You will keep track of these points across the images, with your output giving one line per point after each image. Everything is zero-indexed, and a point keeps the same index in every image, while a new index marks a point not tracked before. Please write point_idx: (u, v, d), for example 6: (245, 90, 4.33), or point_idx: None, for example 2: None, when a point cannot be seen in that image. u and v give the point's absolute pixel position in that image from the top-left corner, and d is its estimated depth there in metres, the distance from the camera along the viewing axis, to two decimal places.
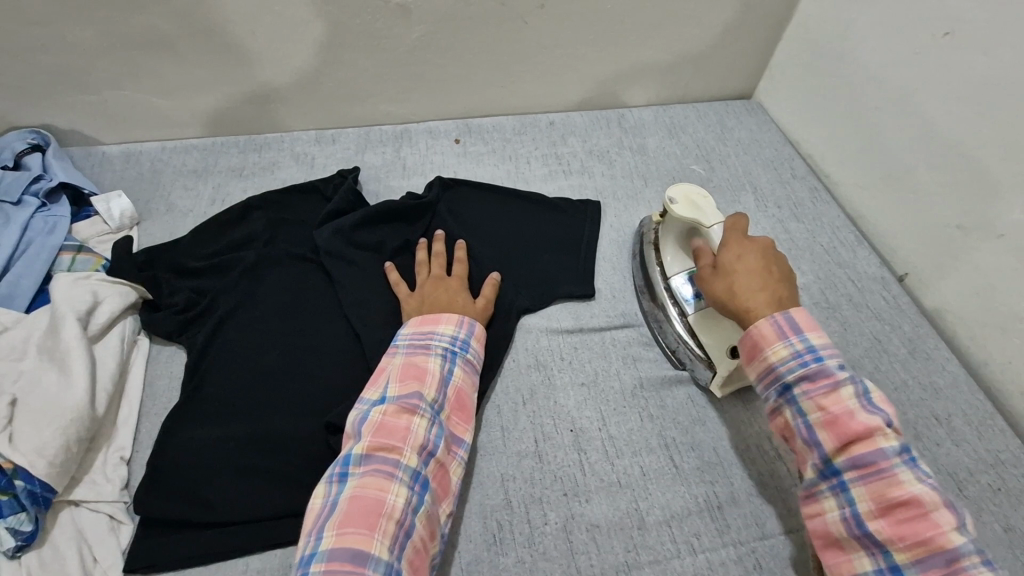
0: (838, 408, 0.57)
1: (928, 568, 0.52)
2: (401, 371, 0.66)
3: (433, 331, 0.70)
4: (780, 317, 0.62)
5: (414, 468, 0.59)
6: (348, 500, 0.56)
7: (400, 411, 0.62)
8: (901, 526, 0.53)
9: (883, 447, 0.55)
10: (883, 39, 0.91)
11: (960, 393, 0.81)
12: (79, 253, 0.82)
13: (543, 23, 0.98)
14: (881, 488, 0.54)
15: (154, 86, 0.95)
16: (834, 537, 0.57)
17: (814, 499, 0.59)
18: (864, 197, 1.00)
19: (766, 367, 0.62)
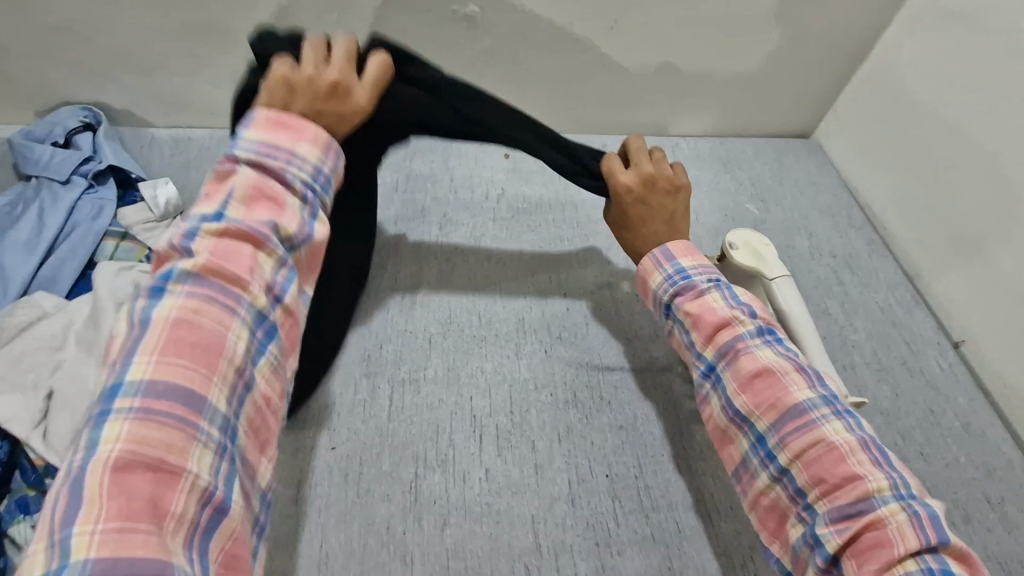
0: (700, 307, 0.67)
1: (789, 436, 0.58)
2: (250, 189, 0.54)
3: (289, 148, 0.56)
4: (657, 251, 0.73)
5: (259, 309, 0.51)
6: (169, 324, 0.47)
7: (246, 238, 0.52)
8: (781, 424, 0.59)
9: (741, 334, 0.64)
10: (963, 94, 0.88)
11: (1015, 476, 0.77)
12: (123, 240, 0.81)
13: (610, 44, 0.95)
14: (756, 387, 0.61)
15: (211, 74, 0.94)
16: (734, 456, 0.63)
17: (703, 402, 0.66)
18: (926, 256, 0.96)
19: (652, 293, 0.72)
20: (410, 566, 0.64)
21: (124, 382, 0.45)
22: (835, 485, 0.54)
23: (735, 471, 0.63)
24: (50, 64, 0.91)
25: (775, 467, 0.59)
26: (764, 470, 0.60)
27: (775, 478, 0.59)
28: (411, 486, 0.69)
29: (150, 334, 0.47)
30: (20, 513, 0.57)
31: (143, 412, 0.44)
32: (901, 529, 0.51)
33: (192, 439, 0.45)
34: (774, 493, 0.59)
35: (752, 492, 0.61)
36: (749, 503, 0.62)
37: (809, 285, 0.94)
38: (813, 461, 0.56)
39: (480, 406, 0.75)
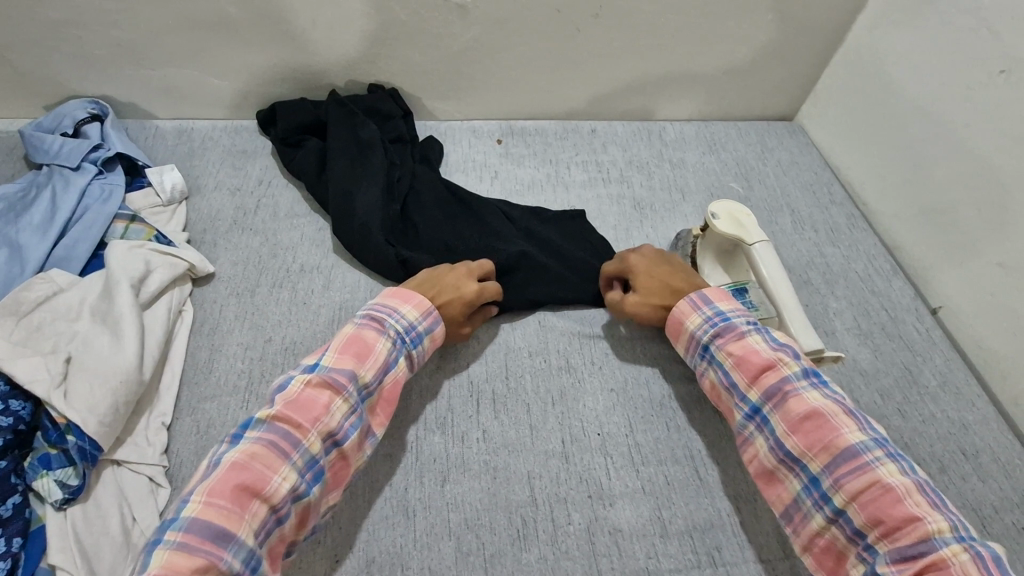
0: (743, 350, 0.69)
1: (842, 477, 0.60)
2: (343, 343, 0.66)
3: (394, 311, 0.71)
4: (692, 295, 0.76)
5: (312, 455, 0.59)
6: (230, 465, 0.55)
7: (323, 385, 0.62)
8: (834, 466, 0.60)
9: (787, 377, 0.66)
10: (934, 72, 0.92)
11: (989, 429, 0.81)
12: (132, 222, 0.84)
13: (596, 31, 0.99)
14: (806, 430, 0.63)
15: (212, 66, 0.98)
16: (785, 497, 0.64)
17: (748, 442, 0.68)
18: (903, 228, 1.00)
19: (690, 334, 0.74)
20: (412, 518, 0.67)
21: (179, 517, 0.52)
22: (892, 526, 0.56)
23: (786, 511, 0.64)
24: (58, 58, 0.95)
25: (831, 507, 0.60)
26: (818, 510, 0.61)
27: (831, 519, 0.60)
28: (412, 446, 0.72)
29: (213, 477, 0.55)
30: (43, 468, 0.61)
31: (182, 545, 0.50)
32: (965, 568, 0.52)
33: (213, 566, 0.50)
34: (830, 532, 0.61)
35: (806, 532, 0.62)
36: (803, 543, 0.63)
37: (792, 257, 0.98)
38: (869, 502, 0.58)
39: (476, 372, 0.79)
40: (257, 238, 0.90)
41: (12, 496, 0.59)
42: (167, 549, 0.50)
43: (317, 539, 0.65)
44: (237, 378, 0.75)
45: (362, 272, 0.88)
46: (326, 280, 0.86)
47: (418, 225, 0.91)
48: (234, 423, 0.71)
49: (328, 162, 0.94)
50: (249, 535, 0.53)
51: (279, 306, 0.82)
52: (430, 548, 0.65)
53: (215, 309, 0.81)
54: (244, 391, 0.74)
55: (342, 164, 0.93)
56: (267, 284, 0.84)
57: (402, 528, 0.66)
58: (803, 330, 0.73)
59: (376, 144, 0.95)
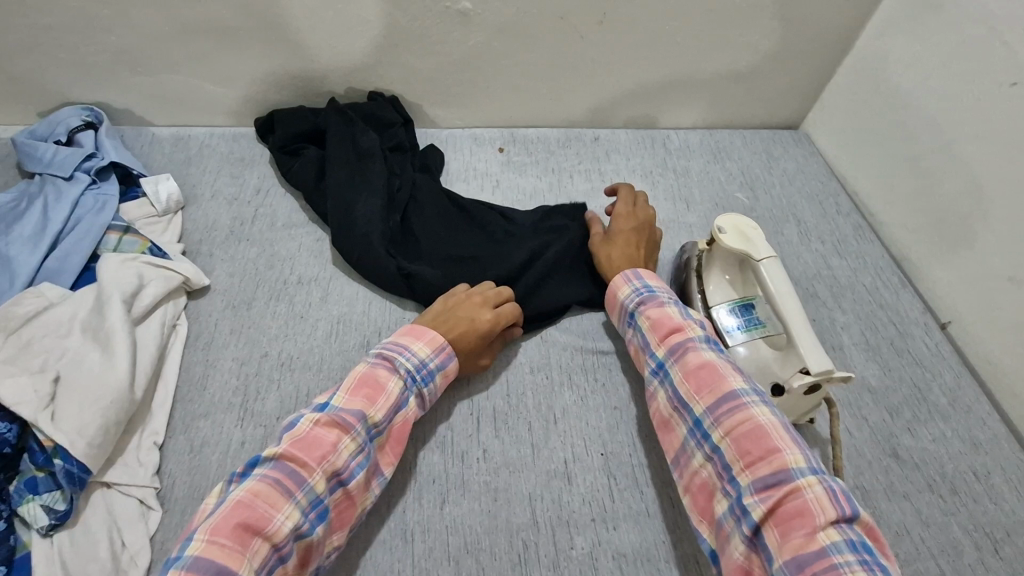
0: (657, 311, 0.72)
1: (722, 417, 0.61)
2: (355, 382, 0.65)
3: (406, 348, 0.69)
4: (627, 272, 0.78)
5: (316, 494, 0.58)
6: (234, 503, 0.54)
7: (332, 424, 0.61)
8: (716, 407, 0.62)
9: (691, 335, 0.69)
10: (943, 82, 0.90)
11: (1000, 449, 0.79)
12: (126, 233, 0.82)
13: (599, 39, 0.97)
14: (697, 377, 0.65)
15: (209, 72, 0.96)
16: (675, 443, 0.66)
17: (652, 396, 0.69)
18: (912, 240, 0.98)
19: (622, 304, 0.76)
20: (410, 542, 0.65)
21: (180, 554, 0.51)
22: (758, 459, 0.57)
23: (676, 457, 0.65)
24: (53, 65, 0.93)
25: (709, 445, 0.62)
26: (700, 452, 0.62)
27: (708, 457, 0.61)
28: (410, 466, 0.70)
29: (218, 514, 0.54)
30: (29, 493, 0.59)
31: None
32: (817, 498, 0.53)
33: None
34: (707, 473, 0.62)
35: (688, 474, 0.63)
36: (686, 485, 0.64)
37: (798, 270, 0.96)
38: (743, 439, 0.59)
39: (477, 389, 0.77)
40: (254, 249, 0.88)
41: None
42: None
43: None
44: (232, 394, 0.73)
45: (361, 284, 0.86)
46: (323, 292, 0.84)
47: (419, 236, 0.89)
48: (228, 442, 0.69)
49: (327, 172, 0.92)
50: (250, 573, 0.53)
51: (275, 320, 0.81)
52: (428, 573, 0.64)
53: (210, 323, 0.79)
54: (239, 408, 0.72)
55: (341, 173, 0.91)
56: (264, 297, 0.83)
57: (399, 552, 0.65)
58: (813, 348, 0.70)
59: (375, 153, 0.94)
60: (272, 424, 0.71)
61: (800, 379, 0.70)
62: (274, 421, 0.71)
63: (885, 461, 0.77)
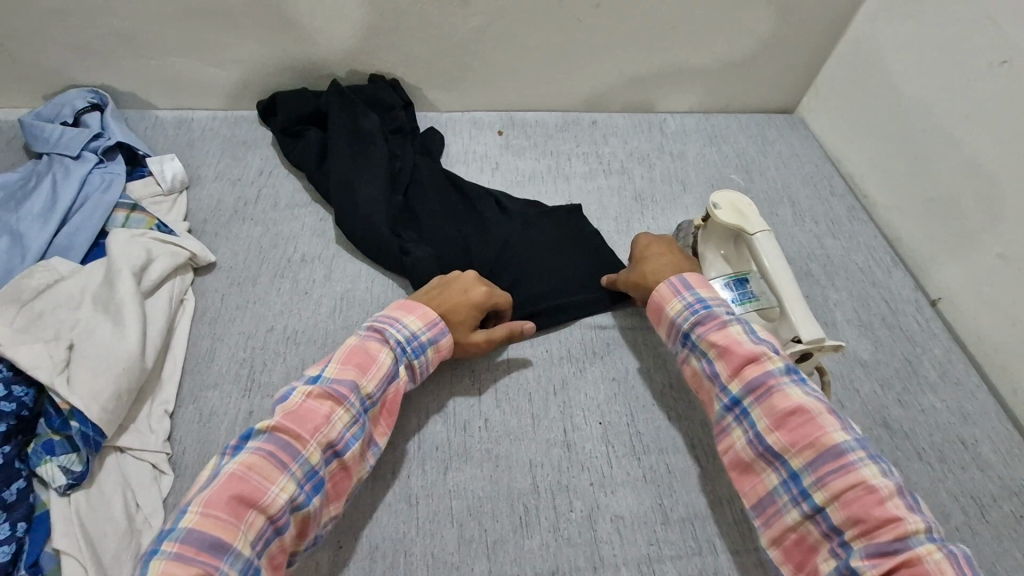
0: (726, 339, 0.68)
1: (825, 475, 0.59)
2: (346, 354, 0.66)
3: (397, 320, 0.70)
4: (675, 280, 0.75)
5: (311, 465, 0.59)
6: (227, 476, 0.55)
7: (325, 397, 0.62)
8: (818, 462, 0.60)
9: (771, 371, 0.65)
10: (935, 64, 0.92)
11: (987, 419, 0.82)
12: (133, 211, 0.84)
13: (598, 22, 0.99)
14: (790, 425, 0.62)
15: (213, 55, 0.98)
16: (759, 490, 0.64)
17: (727, 433, 0.67)
18: (904, 220, 1.00)
19: (669, 320, 0.74)
20: (415, 505, 0.67)
21: (176, 527, 0.52)
22: (872, 524, 0.55)
23: (760, 503, 0.63)
24: (58, 47, 0.94)
25: (809, 504, 0.60)
26: (795, 505, 0.61)
27: (807, 515, 0.60)
28: (414, 435, 0.72)
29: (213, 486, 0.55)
30: (47, 454, 0.62)
31: (177, 554, 0.50)
32: (940, 567, 0.52)
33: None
34: (806, 529, 0.60)
35: (778, 527, 0.62)
36: (772, 537, 0.62)
37: (792, 249, 0.98)
38: (852, 500, 0.57)
39: (478, 362, 0.79)
40: (258, 228, 0.89)
41: (16, 482, 0.60)
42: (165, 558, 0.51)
43: None
44: (239, 367, 0.75)
45: (363, 262, 0.87)
46: (327, 270, 0.86)
47: (420, 216, 0.91)
48: (236, 412, 0.71)
49: (329, 153, 0.93)
50: (246, 545, 0.54)
51: (280, 296, 0.82)
52: (433, 534, 0.66)
53: (216, 298, 0.81)
54: (246, 379, 0.74)
55: (343, 154, 0.93)
56: (268, 274, 0.84)
57: (404, 515, 0.67)
58: (805, 318, 0.72)
59: (376, 135, 0.95)
60: (279, 394, 0.73)
61: (793, 348, 0.72)
62: (281, 391, 0.73)
63: (875, 431, 0.79)
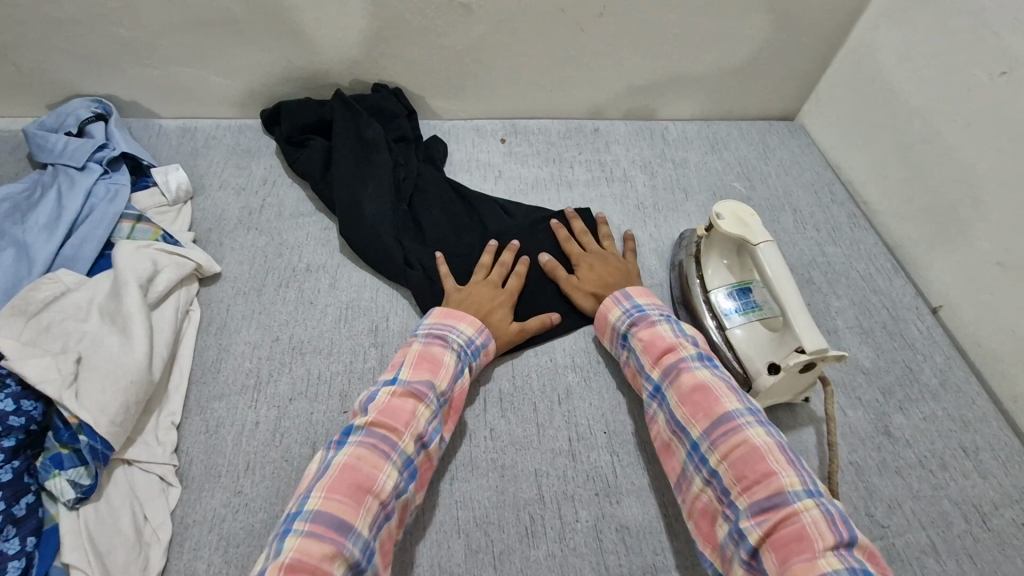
0: (651, 334, 0.74)
1: (718, 440, 0.63)
2: (416, 357, 0.70)
3: (453, 326, 0.74)
4: (620, 291, 0.80)
5: (408, 455, 0.62)
6: (340, 466, 0.59)
7: (408, 394, 0.66)
8: (713, 431, 0.64)
9: (684, 357, 0.71)
10: (935, 72, 0.92)
11: (988, 426, 0.82)
12: (138, 222, 0.84)
13: (600, 31, 0.99)
14: (693, 400, 0.67)
15: (217, 65, 0.98)
16: (675, 466, 0.67)
17: (652, 419, 0.71)
18: (904, 227, 1.01)
19: (612, 326, 0.78)
20: (422, 515, 0.68)
21: (302, 509, 0.56)
22: (755, 481, 0.59)
23: (674, 478, 0.67)
24: (62, 57, 0.94)
25: (707, 469, 0.63)
26: (698, 473, 0.64)
27: (706, 480, 0.63)
28: None
29: (327, 477, 0.59)
30: (56, 468, 0.62)
31: (310, 532, 0.54)
32: (812, 519, 0.55)
33: (337, 552, 0.54)
34: (707, 495, 0.63)
35: (688, 497, 0.65)
36: (687, 510, 0.65)
37: (794, 256, 0.99)
38: (738, 462, 0.61)
39: (483, 372, 0.79)
40: (263, 238, 0.90)
41: (25, 496, 0.59)
42: (296, 537, 0.54)
43: None
44: (245, 377, 0.75)
45: (368, 271, 0.88)
46: (332, 279, 0.86)
47: (424, 225, 0.91)
48: (243, 423, 0.71)
49: (333, 162, 0.94)
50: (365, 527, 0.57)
51: (285, 306, 0.83)
52: (440, 545, 0.66)
53: (222, 308, 0.81)
54: (252, 389, 0.74)
55: (347, 163, 0.93)
56: (273, 284, 0.85)
57: (411, 525, 0.67)
58: (809, 328, 0.72)
59: (380, 144, 0.96)
60: (285, 405, 0.73)
61: (797, 359, 0.72)
62: (287, 402, 0.74)
63: (877, 438, 0.80)
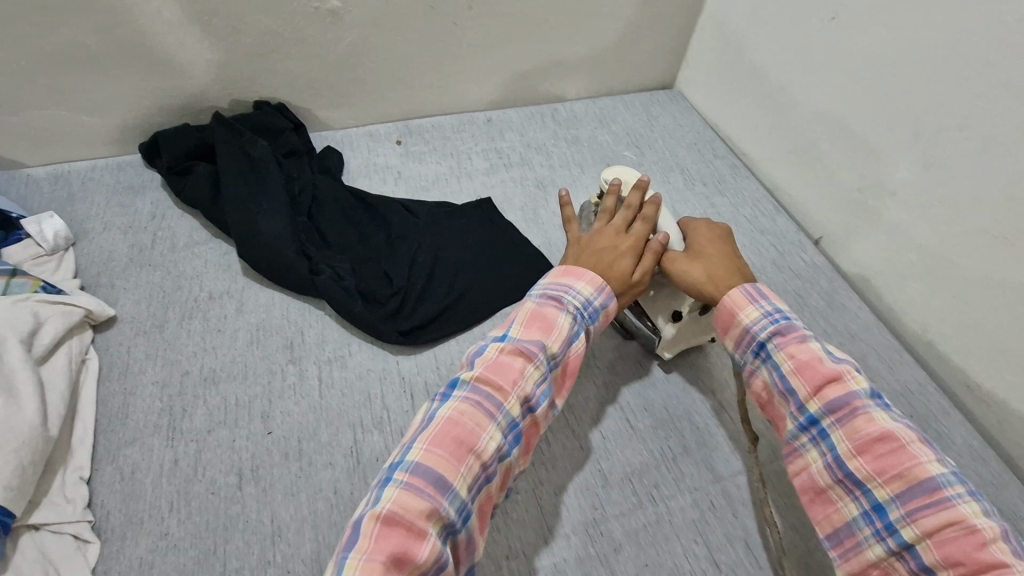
0: (806, 353, 0.57)
1: (916, 512, 0.50)
2: (529, 315, 0.60)
3: (571, 285, 0.63)
4: (747, 287, 0.63)
5: (512, 417, 0.54)
6: (443, 419, 0.51)
7: (516, 352, 0.57)
8: (906, 495, 0.51)
9: (856, 391, 0.55)
10: (779, 26, 1.01)
11: (871, 335, 0.91)
12: (13, 276, 0.78)
13: (473, 24, 1.02)
14: (876, 451, 0.52)
15: (79, 103, 0.93)
16: (835, 518, 0.55)
17: (800, 454, 0.58)
18: (779, 170, 1.09)
19: (740, 329, 0.62)
20: None
21: (402, 459, 0.49)
22: (970, 568, 0.46)
23: (836, 535, 0.55)
24: None
25: (895, 540, 0.51)
26: (879, 543, 0.52)
27: (893, 552, 0.51)
28: (353, 451, 0.72)
29: (431, 427, 0.51)
30: None
31: (410, 483, 0.47)
32: None
33: (433, 508, 0.47)
34: (893, 567, 0.51)
35: (858, 560, 0.53)
36: (851, 572, 0.54)
37: (688, 211, 1.05)
38: (948, 540, 0.48)
39: (407, 367, 0.80)
40: (158, 273, 0.86)
41: None
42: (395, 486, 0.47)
43: (268, 558, 0.64)
44: (157, 416, 0.72)
45: (275, 289, 0.86)
46: (238, 304, 0.84)
47: (328, 234, 0.90)
48: (160, 463, 0.69)
49: (222, 185, 0.91)
50: (463, 487, 0.50)
51: (192, 338, 0.80)
52: None
53: (123, 352, 0.78)
54: (166, 428, 0.71)
55: (238, 184, 0.91)
56: (176, 318, 0.81)
57: None
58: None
59: (269, 161, 0.94)
60: (204, 437, 0.71)
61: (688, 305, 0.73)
62: (206, 433, 0.71)
63: None
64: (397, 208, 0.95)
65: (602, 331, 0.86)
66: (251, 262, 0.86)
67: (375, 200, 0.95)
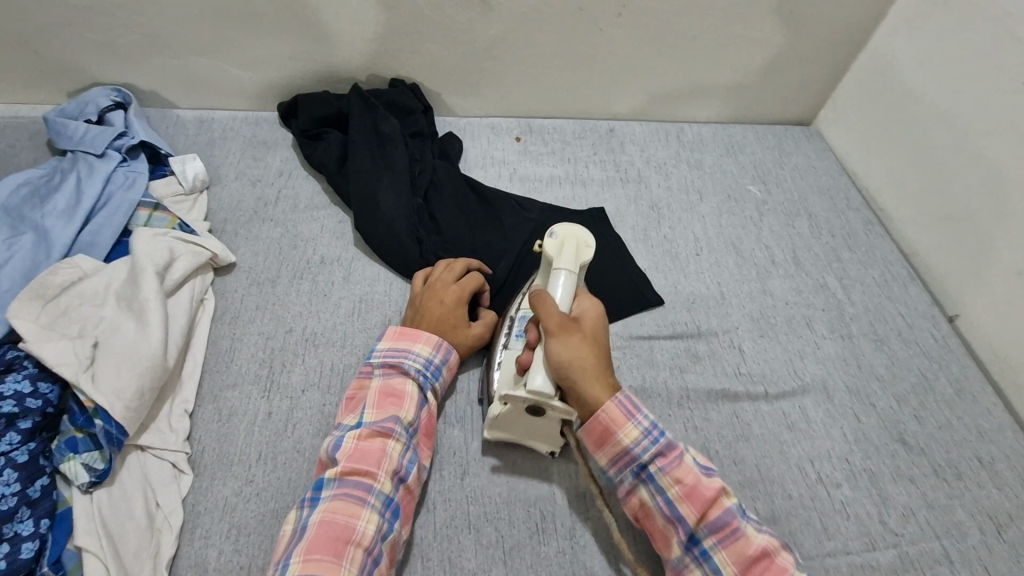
0: (641, 409, 0.63)
1: (728, 542, 0.58)
2: (377, 396, 0.67)
3: (409, 350, 0.70)
4: (593, 342, 0.65)
5: (386, 494, 0.61)
6: (316, 523, 0.57)
7: (374, 434, 0.64)
8: (720, 531, 0.59)
9: (677, 442, 0.62)
10: (956, 79, 0.92)
11: (1003, 437, 0.82)
12: (155, 210, 0.85)
13: (620, 31, 0.99)
14: (695, 495, 0.60)
15: (237, 57, 0.98)
16: (663, 555, 0.61)
17: (633, 502, 0.63)
18: (921, 235, 1.00)
19: (587, 388, 0.64)
20: (433, 509, 0.68)
21: None
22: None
23: (663, 568, 0.61)
24: (84, 46, 0.95)
25: (710, 566, 0.59)
26: (697, 568, 0.59)
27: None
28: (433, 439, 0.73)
29: (304, 538, 0.56)
30: (70, 451, 0.63)
31: None
32: None
33: None
34: None
35: None
36: None
37: (809, 261, 0.99)
38: (749, 562, 0.57)
39: None
40: (278, 229, 0.90)
41: (40, 478, 0.60)
42: None
43: None
44: (257, 366, 0.75)
45: (382, 265, 0.88)
46: (346, 271, 0.86)
47: (440, 221, 0.91)
48: (255, 411, 0.72)
49: (349, 155, 0.94)
50: None
51: (299, 297, 0.83)
52: (450, 540, 0.66)
53: (236, 299, 0.82)
54: (265, 379, 0.74)
55: (364, 157, 0.93)
56: (288, 276, 0.85)
57: (424, 518, 0.67)
58: (539, 365, 0.64)
59: (397, 140, 0.96)
60: (298, 396, 0.73)
61: (514, 392, 0.65)
62: (300, 394, 0.73)
63: (891, 445, 0.79)
64: (509, 204, 0.94)
65: (699, 376, 0.83)
66: (364, 236, 0.88)
67: (491, 192, 0.95)
